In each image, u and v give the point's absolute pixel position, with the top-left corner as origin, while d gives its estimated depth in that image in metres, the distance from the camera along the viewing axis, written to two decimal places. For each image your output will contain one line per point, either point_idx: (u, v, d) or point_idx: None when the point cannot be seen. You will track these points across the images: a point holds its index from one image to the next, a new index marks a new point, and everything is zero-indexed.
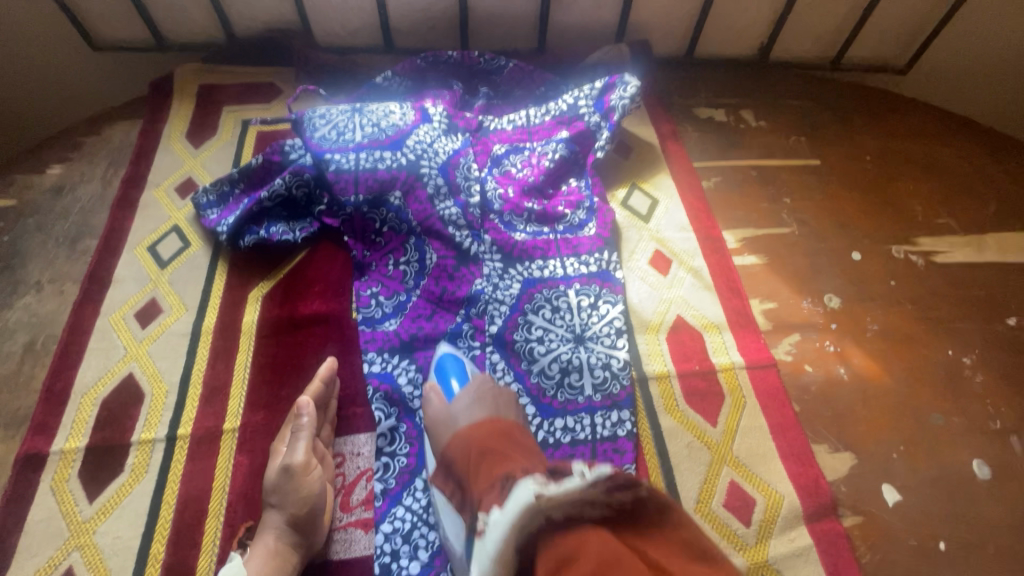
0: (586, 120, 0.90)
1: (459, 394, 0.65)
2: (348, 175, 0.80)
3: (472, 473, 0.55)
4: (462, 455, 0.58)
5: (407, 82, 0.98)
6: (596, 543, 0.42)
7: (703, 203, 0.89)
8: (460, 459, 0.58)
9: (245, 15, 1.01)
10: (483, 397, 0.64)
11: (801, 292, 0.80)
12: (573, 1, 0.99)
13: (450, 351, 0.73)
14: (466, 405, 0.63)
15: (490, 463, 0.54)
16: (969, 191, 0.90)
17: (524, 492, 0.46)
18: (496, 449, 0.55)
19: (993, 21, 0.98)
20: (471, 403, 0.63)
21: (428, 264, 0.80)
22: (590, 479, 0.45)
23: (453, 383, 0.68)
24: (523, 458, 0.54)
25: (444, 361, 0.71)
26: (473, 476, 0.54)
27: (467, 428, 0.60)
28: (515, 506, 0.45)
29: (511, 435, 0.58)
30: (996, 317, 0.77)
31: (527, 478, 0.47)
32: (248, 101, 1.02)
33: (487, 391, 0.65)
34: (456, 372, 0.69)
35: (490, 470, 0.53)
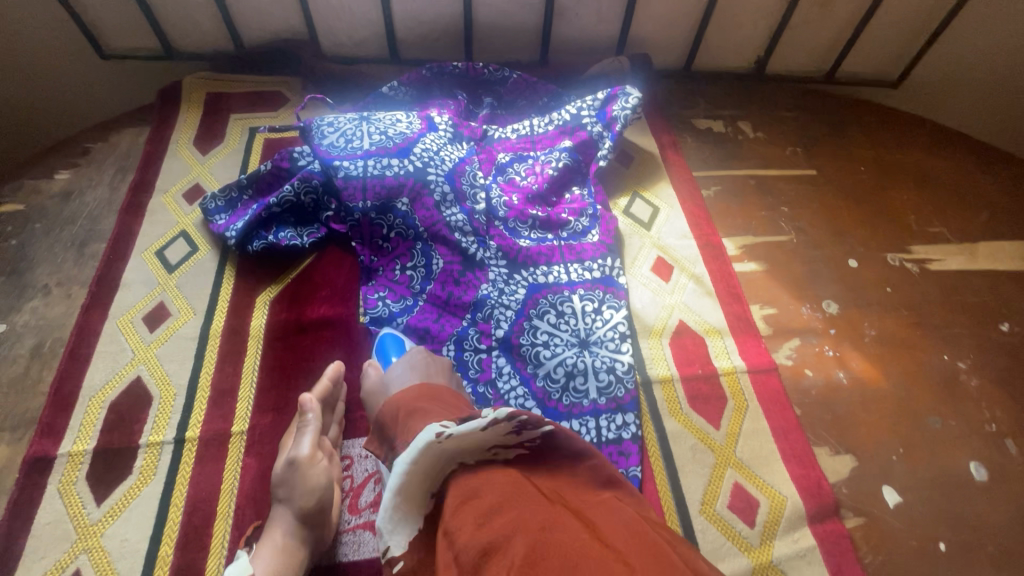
0: (588, 129, 0.92)
1: (393, 364, 0.67)
2: (357, 182, 0.81)
3: (394, 423, 0.55)
4: (390, 414, 0.56)
5: (412, 91, 1.00)
6: (500, 481, 0.43)
7: (703, 211, 0.91)
8: (387, 417, 0.56)
9: (254, 25, 1.03)
10: (416, 364, 0.66)
11: (800, 298, 0.81)
12: (575, 15, 1.02)
13: (390, 330, 0.77)
14: (399, 373, 0.66)
15: (416, 418, 0.51)
16: (961, 201, 0.93)
17: (427, 434, 0.44)
18: (422, 403, 0.54)
19: (980, 39, 1.02)
20: (404, 370, 0.65)
21: (434, 269, 0.81)
22: (495, 417, 0.43)
23: (392, 357, 0.73)
24: (447, 407, 0.54)
25: (383, 341, 0.75)
26: (396, 428, 0.53)
27: (394, 393, 0.59)
28: (416, 449, 0.44)
29: (436, 390, 0.57)
30: (990, 323, 0.79)
31: (431, 419, 0.45)
32: (255, 110, 1.03)
33: (420, 359, 0.67)
34: (394, 348, 0.74)
35: (414, 422, 0.51)
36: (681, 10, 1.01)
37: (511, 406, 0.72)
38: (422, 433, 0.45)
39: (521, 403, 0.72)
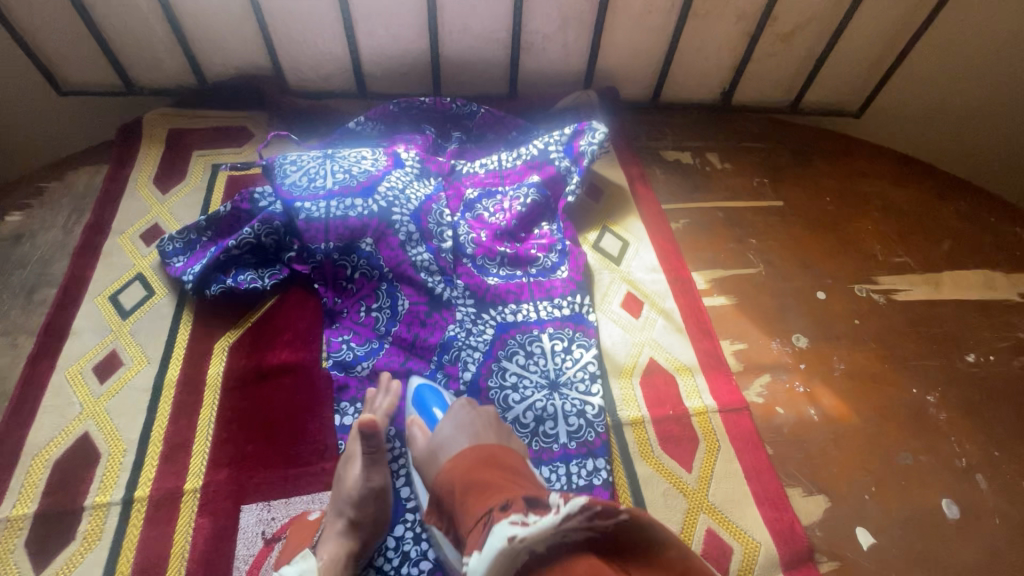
0: (556, 164, 0.92)
1: (441, 426, 0.63)
2: (319, 224, 0.79)
3: (459, 506, 0.53)
4: (446, 490, 0.55)
5: (379, 126, 0.99)
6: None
7: (672, 245, 0.91)
8: (443, 494, 0.55)
9: (217, 61, 1.02)
10: (463, 424, 0.61)
11: (770, 333, 0.81)
12: (542, 49, 1.03)
13: (425, 381, 0.74)
14: (450, 435, 0.60)
15: (477, 496, 0.51)
16: (924, 230, 0.94)
17: (498, 538, 0.44)
18: (480, 479, 0.53)
19: (935, 71, 1.04)
20: (454, 432, 0.60)
21: (400, 310, 0.79)
22: (565, 513, 0.43)
23: (435, 412, 0.70)
24: (515, 486, 0.52)
25: (421, 392, 0.73)
26: (459, 511, 0.52)
27: (447, 463, 0.57)
28: (492, 555, 0.44)
29: (493, 458, 0.55)
30: (956, 354, 0.80)
31: (501, 521, 0.46)
32: (219, 146, 1.01)
33: (470, 416, 0.62)
34: (437, 401, 0.71)
35: (473, 506, 0.51)
36: (646, 45, 1.02)
37: None
38: (494, 537, 0.45)
39: None
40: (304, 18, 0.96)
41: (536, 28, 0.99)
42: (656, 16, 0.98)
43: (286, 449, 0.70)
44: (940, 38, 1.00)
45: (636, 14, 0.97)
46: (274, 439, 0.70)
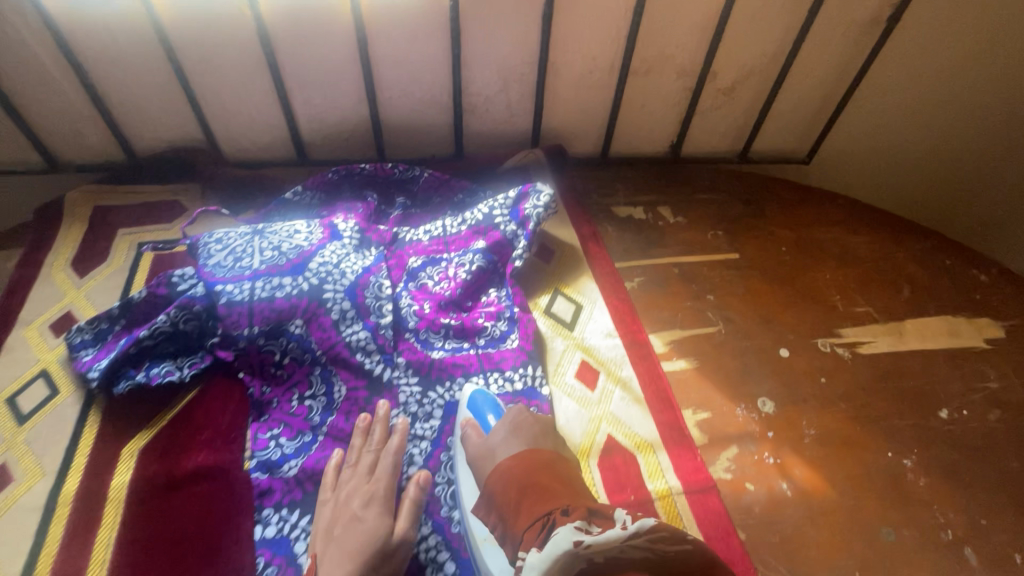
0: (502, 229, 0.88)
1: (496, 425, 0.68)
2: (241, 308, 0.73)
3: (512, 508, 0.59)
4: (501, 487, 0.62)
5: (319, 194, 0.95)
6: None
7: (628, 305, 0.86)
8: (499, 491, 0.61)
9: (148, 135, 0.97)
10: (519, 427, 0.67)
11: (734, 398, 0.76)
12: (485, 110, 1.01)
13: (478, 386, 0.75)
14: (503, 438, 0.66)
15: (537, 499, 0.58)
16: (882, 277, 0.92)
17: (563, 539, 0.49)
18: (540, 483, 0.60)
19: (877, 117, 1.05)
20: (507, 435, 0.66)
21: (336, 397, 0.73)
22: (632, 529, 0.46)
23: (489, 417, 0.70)
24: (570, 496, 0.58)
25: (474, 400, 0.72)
26: (514, 511, 0.59)
27: (506, 463, 0.64)
28: (553, 554, 0.48)
29: (552, 466, 0.62)
30: (929, 411, 0.75)
31: (566, 525, 0.51)
32: (149, 223, 0.96)
33: (523, 421, 0.68)
34: (489, 406, 0.71)
35: (533, 507, 0.57)
36: (591, 102, 1.01)
37: (421, 561, 0.64)
38: (557, 536, 0.50)
39: (433, 557, 0.64)
40: (235, 89, 0.92)
41: (477, 91, 0.98)
42: (598, 74, 0.97)
43: (197, 572, 0.61)
44: (879, 85, 1.01)
45: (578, 73, 0.97)
46: (186, 561, 0.62)
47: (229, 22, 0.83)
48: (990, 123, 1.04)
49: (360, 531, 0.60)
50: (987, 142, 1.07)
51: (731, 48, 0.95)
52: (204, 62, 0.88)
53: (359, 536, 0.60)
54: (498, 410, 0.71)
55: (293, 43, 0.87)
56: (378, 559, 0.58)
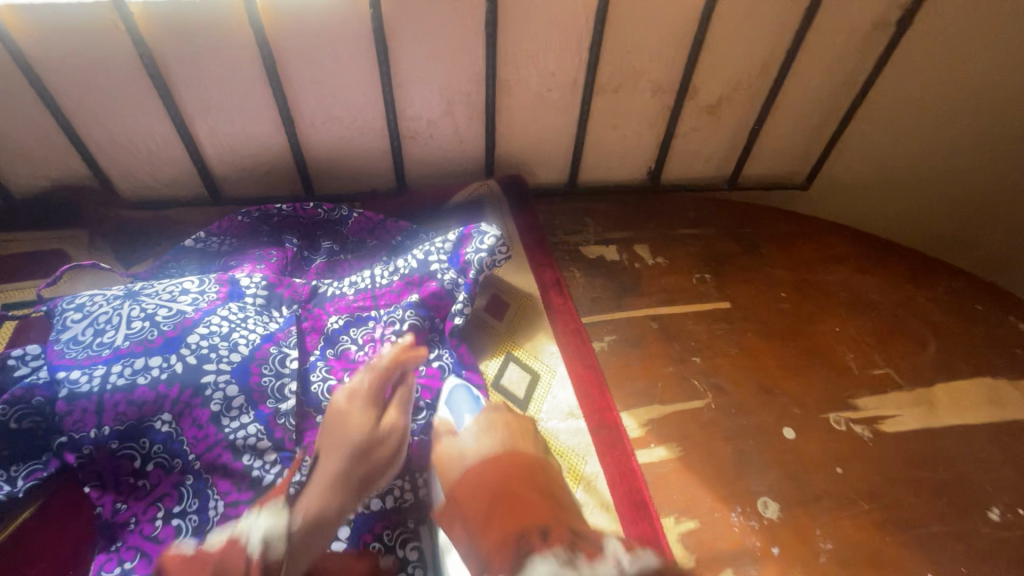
0: (439, 279, 0.72)
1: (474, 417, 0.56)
2: (88, 403, 0.56)
3: (480, 520, 0.42)
4: (467, 497, 0.44)
5: (228, 240, 0.80)
6: None
7: (595, 374, 0.70)
8: (465, 501, 0.44)
9: (23, 172, 0.81)
10: (494, 427, 0.51)
11: (728, 499, 0.60)
12: (429, 136, 0.86)
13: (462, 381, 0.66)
14: (474, 438, 0.50)
15: (509, 510, 0.41)
16: (903, 329, 0.76)
17: None
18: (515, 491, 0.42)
19: (887, 136, 0.90)
20: (480, 434, 0.50)
21: (210, 518, 0.56)
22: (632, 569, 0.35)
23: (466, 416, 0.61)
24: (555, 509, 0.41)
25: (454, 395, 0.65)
26: (481, 521, 0.41)
27: (472, 464, 0.46)
28: None
29: (527, 469, 0.44)
30: (974, 512, 0.60)
31: (546, 558, 0.36)
32: (23, 277, 0.81)
33: (499, 421, 0.51)
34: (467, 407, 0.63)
35: (505, 525, 0.40)
36: (553, 124, 0.86)
37: None
38: (534, 573, 0.36)
39: None
40: (122, 116, 0.77)
41: (417, 113, 0.82)
42: (559, 92, 0.82)
43: None
44: (888, 100, 0.86)
45: (534, 92, 0.82)
46: None
47: (100, 37, 0.68)
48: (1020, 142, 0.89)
49: (347, 417, 0.54)
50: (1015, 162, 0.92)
51: (715, 61, 0.80)
52: (78, 85, 0.72)
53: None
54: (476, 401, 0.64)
55: (185, 62, 0.72)
56: (368, 447, 0.52)
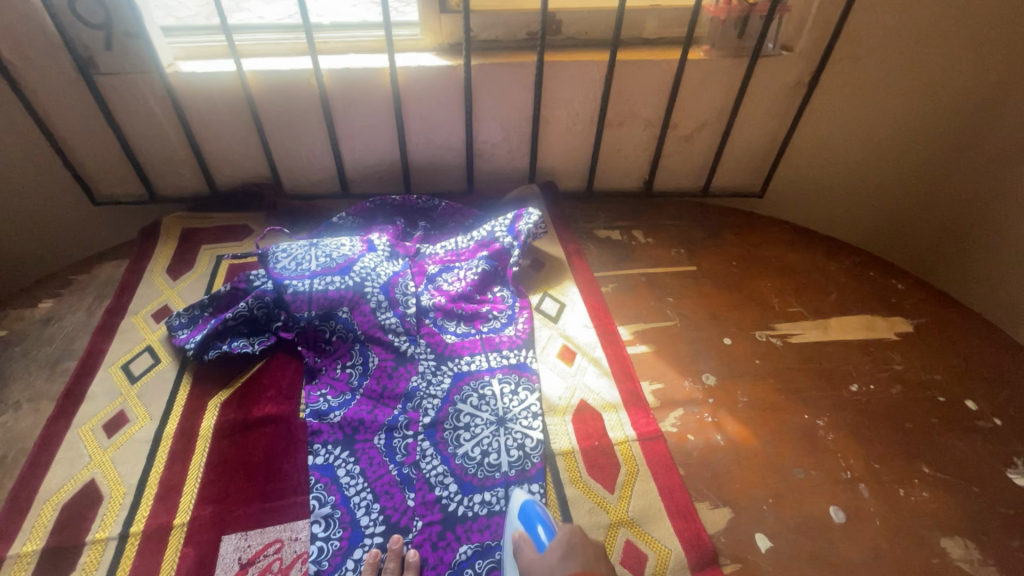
0: (501, 241, 1.10)
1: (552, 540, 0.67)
2: (303, 296, 0.96)
3: None
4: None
5: (357, 220, 1.19)
6: None
7: (601, 304, 1.07)
8: None
9: (227, 172, 1.25)
10: (574, 549, 0.64)
11: (683, 374, 0.95)
12: (491, 154, 1.27)
13: (533, 500, 0.75)
14: (558, 561, 0.63)
15: None
16: (814, 284, 1.12)
17: None
18: None
19: (811, 158, 1.29)
20: (562, 557, 0.63)
21: (370, 366, 0.94)
22: None
23: (540, 530, 0.69)
24: None
25: (527, 510, 0.73)
26: None
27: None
28: None
29: None
30: (842, 385, 0.94)
31: None
32: (224, 241, 1.20)
33: (577, 541, 0.65)
34: (540, 519, 0.71)
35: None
36: (576, 147, 1.27)
37: (431, 483, 0.80)
38: None
39: (440, 480, 0.81)
40: (298, 140, 1.20)
41: (486, 139, 1.24)
42: (580, 126, 1.23)
43: (264, 487, 0.80)
44: (809, 133, 1.25)
45: (564, 126, 1.22)
46: (267, 489, 0.79)
47: (299, 90, 1.11)
48: (903, 157, 1.28)
49: None
50: (898, 173, 1.31)
51: (685, 106, 1.20)
52: (277, 118, 1.16)
53: None
54: (551, 530, 0.70)
55: (345, 105, 1.15)
56: None
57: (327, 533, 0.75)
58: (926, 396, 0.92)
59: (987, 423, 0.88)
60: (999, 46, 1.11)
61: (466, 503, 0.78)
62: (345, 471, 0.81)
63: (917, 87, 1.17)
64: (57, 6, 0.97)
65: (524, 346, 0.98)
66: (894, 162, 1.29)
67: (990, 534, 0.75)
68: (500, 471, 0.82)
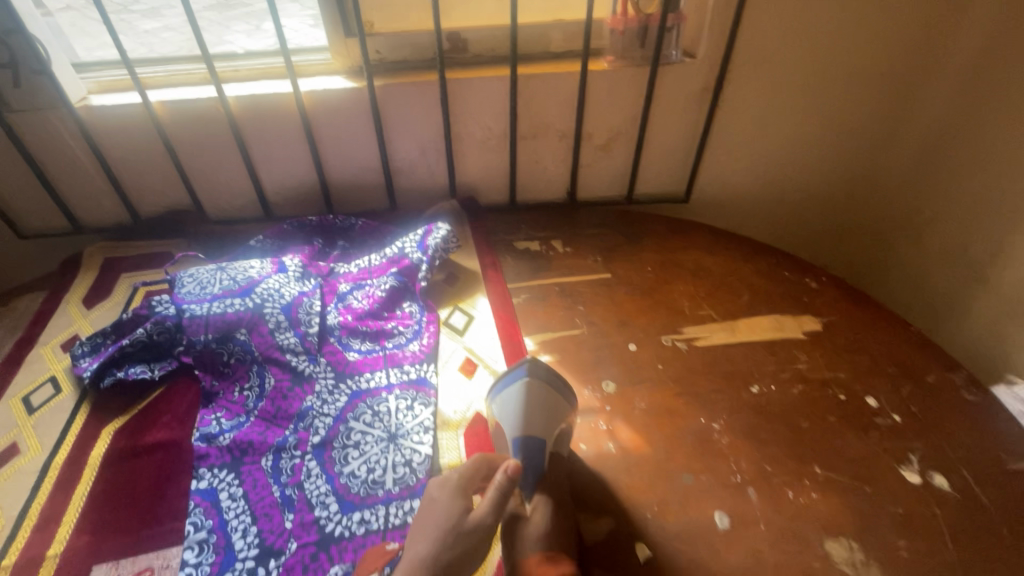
0: (410, 257, 1.11)
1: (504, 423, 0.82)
2: (200, 320, 0.96)
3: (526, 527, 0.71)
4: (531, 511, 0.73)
5: (274, 242, 1.20)
6: None
7: (511, 315, 1.06)
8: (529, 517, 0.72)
9: (149, 202, 1.26)
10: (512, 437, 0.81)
11: (584, 382, 0.94)
12: (410, 172, 1.28)
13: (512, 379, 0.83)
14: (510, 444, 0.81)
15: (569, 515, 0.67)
16: (728, 287, 1.11)
17: None
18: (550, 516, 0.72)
19: (731, 161, 1.29)
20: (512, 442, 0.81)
21: (266, 387, 0.93)
22: None
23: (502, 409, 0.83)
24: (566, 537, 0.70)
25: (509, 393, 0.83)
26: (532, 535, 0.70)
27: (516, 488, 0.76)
28: None
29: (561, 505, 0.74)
30: (743, 387, 0.92)
31: None
32: (143, 269, 1.21)
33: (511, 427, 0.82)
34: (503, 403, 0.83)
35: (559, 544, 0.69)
36: (494, 161, 1.28)
37: (312, 503, 0.80)
38: None
39: (321, 500, 0.80)
40: (216, 168, 1.22)
41: (402, 157, 1.25)
42: (494, 139, 1.24)
43: (144, 513, 0.79)
44: (725, 138, 1.25)
45: (479, 140, 1.24)
46: (147, 515, 0.79)
47: (208, 117, 1.13)
48: (820, 156, 1.28)
49: (436, 508, 0.70)
50: (820, 175, 1.31)
51: (596, 117, 1.21)
52: (191, 147, 1.18)
53: (434, 516, 0.69)
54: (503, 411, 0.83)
55: (256, 129, 1.16)
56: (448, 536, 0.66)
57: (198, 559, 0.74)
58: (828, 395, 0.91)
59: (885, 421, 0.87)
60: (898, 44, 1.12)
61: (344, 523, 0.77)
62: (227, 494, 0.80)
63: (824, 88, 1.17)
64: None
65: (425, 361, 0.98)
66: (813, 162, 1.29)
67: (876, 533, 0.74)
68: (383, 488, 0.81)
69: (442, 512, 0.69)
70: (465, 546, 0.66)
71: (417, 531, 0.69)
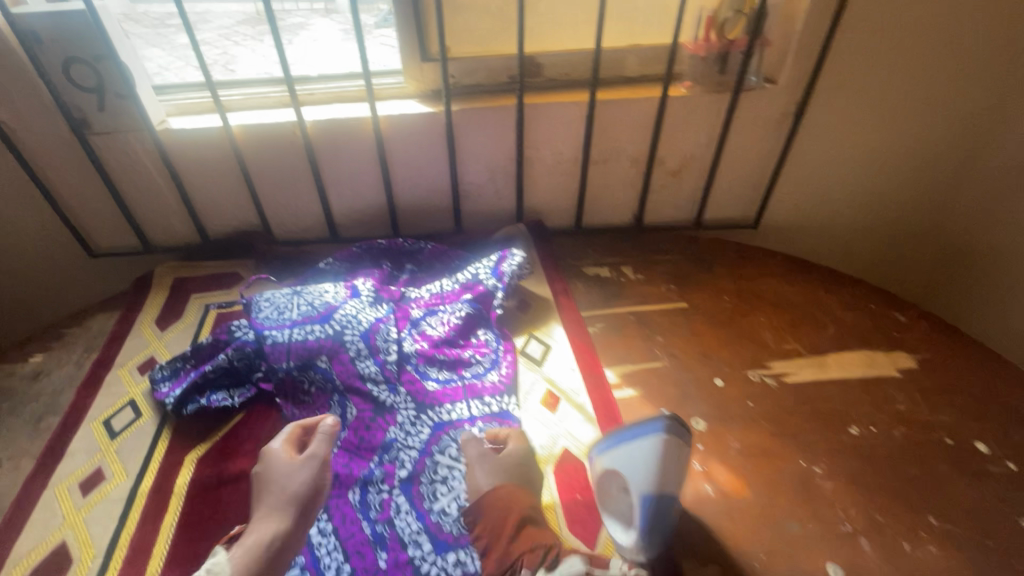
0: (485, 284, 1.09)
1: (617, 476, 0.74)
2: (282, 347, 0.95)
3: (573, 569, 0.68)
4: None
5: (344, 265, 1.19)
6: None
7: (588, 345, 1.04)
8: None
9: (218, 221, 1.27)
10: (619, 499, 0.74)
11: (672, 418, 0.91)
12: (478, 196, 1.27)
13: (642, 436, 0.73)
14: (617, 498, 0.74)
15: None
16: (811, 319, 1.07)
17: None
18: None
19: (805, 188, 1.26)
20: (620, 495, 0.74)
21: (349, 417, 0.92)
22: None
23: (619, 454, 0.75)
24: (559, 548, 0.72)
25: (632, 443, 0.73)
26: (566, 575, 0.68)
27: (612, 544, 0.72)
28: None
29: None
30: (840, 428, 0.89)
31: None
32: (213, 289, 1.21)
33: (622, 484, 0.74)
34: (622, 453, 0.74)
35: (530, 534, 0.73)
36: (562, 186, 1.26)
37: (404, 541, 0.78)
38: None
39: (413, 538, 0.78)
40: (286, 190, 1.22)
41: (471, 180, 1.24)
42: (565, 164, 1.22)
43: None
44: (801, 165, 1.22)
45: (549, 165, 1.23)
46: None
47: (284, 140, 1.14)
48: (898, 185, 1.25)
49: (276, 467, 0.80)
50: (896, 203, 1.28)
51: (670, 142, 1.20)
52: (264, 169, 1.18)
53: (282, 472, 0.80)
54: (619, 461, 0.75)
55: (330, 151, 1.16)
56: (298, 481, 0.79)
57: None
58: (934, 439, 0.87)
59: (999, 469, 0.82)
60: (987, 72, 1.09)
61: (439, 564, 0.75)
62: (317, 529, 0.79)
63: (907, 115, 1.14)
64: (52, 72, 1.02)
65: (506, 392, 0.96)
66: (890, 190, 1.26)
67: None
68: None
69: (282, 468, 0.80)
70: (307, 487, 0.79)
71: (265, 489, 0.79)
